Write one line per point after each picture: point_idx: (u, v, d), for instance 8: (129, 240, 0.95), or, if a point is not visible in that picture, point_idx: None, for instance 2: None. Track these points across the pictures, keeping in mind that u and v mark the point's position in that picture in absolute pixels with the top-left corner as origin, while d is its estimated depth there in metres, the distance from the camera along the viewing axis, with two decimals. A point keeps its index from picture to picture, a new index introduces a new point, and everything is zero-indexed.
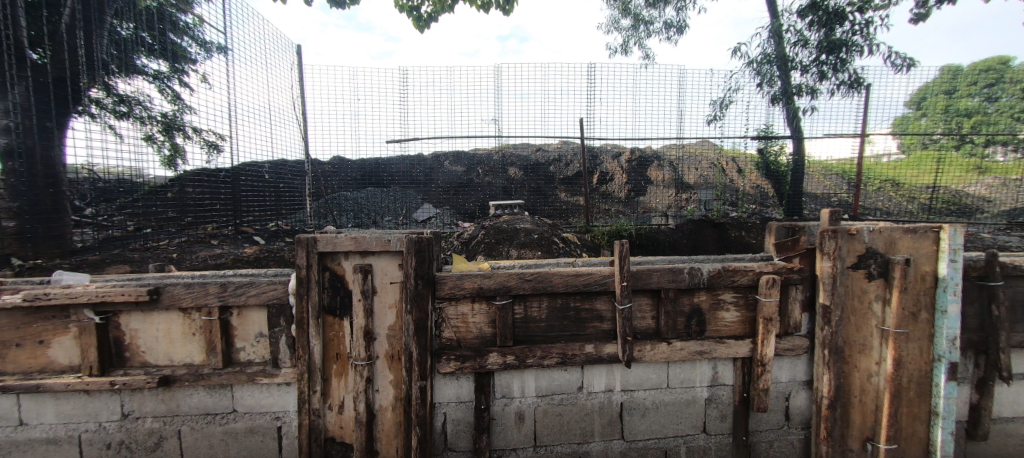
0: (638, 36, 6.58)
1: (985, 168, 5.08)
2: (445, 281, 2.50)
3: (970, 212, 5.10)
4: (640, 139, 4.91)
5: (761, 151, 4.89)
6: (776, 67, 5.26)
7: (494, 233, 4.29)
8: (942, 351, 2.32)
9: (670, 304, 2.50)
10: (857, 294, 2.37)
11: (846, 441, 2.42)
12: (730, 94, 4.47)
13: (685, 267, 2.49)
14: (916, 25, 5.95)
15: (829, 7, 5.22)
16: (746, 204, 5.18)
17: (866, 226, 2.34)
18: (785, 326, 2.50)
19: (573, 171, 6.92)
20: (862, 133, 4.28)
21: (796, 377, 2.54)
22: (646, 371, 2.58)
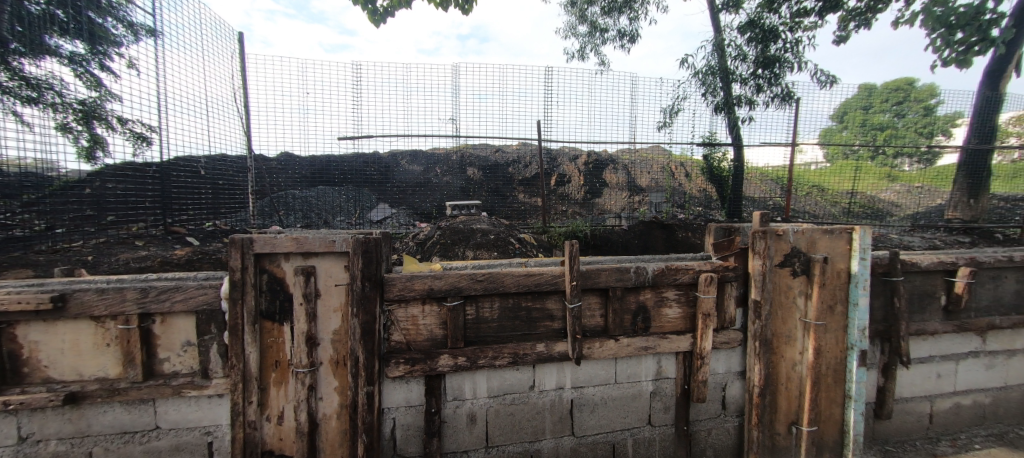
0: (593, 42, 6.77)
1: (894, 176, 5.67)
2: (393, 282, 2.43)
3: (882, 215, 5.61)
4: (594, 143, 5.03)
5: (706, 157, 5.17)
6: (719, 78, 5.61)
7: (450, 234, 4.24)
8: (855, 340, 2.57)
9: (617, 302, 2.59)
10: (783, 289, 2.57)
11: (775, 426, 2.62)
12: (678, 102, 4.69)
13: (631, 267, 2.58)
14: (838, 47, 6.56)
15: (764, 26, 5.67)
16: (692, 207, 5.47)
17: (791, 227, 2.55)
18: (722, 320, 2.66)
19: (531, 173, 6.98)
20: (793, 142, 4.62)
21: (731, 368, 2.71)
22: (595, 367, 2.64)
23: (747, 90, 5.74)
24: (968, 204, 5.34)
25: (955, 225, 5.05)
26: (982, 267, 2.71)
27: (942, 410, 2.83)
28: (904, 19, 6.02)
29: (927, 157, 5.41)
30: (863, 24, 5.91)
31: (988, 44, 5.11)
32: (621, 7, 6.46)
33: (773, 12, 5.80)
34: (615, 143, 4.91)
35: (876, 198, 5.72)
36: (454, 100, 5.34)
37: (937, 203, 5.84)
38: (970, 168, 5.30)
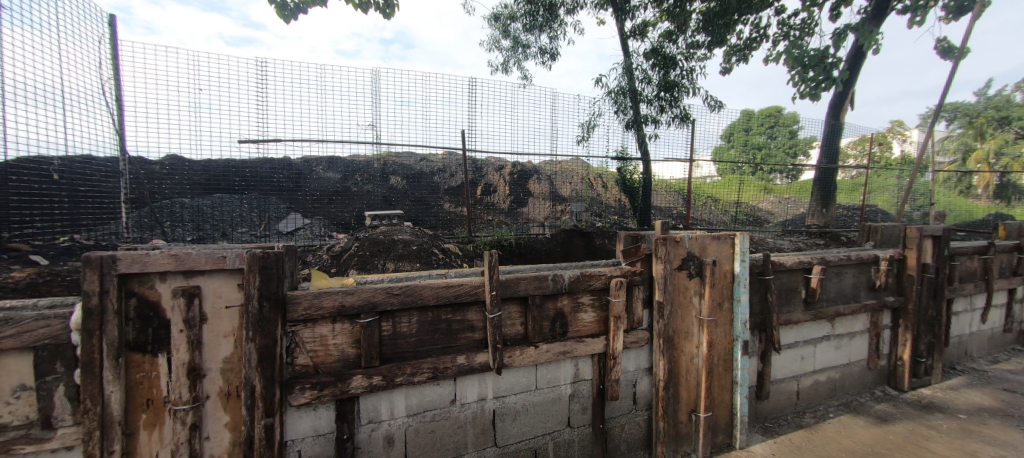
0: (517, 57, 7.00)
1: (768, 188, 6.55)
2: (298, 301, 2.21)
3: (759, 222, 6.61)
4: (517, 154, 5.14)
5: (619, 170, 5.57)
6: (628, 98, 6.13)
7: (369, 245, 4.04)
8: (739, 332, 2.93)
9: (536, 310, 2.66)
10: (682, 291, 2.85)
11: (678, 416, 2.87)
12: (593, 118, 5.01)
13: (549, 274, 2.68)
14: (725, 77, 7.56)
15: (664, 54, 6.36)
16: (609, 216, 5.87)
17: (686, 234, 2.85)
18: (631, 322, 2.87)
19: (456, 182, 6.93)
20: (691, 158, 5.17)
21: (640, 365, 2.93)
22: (516, 375, 2.67)
23: (653, 110, 6.34)
24: (821, 213, 6.51)
25: (813, 229, 6.06)
26: (830, 265, 3.28)
27: (806, 387, 3.35)
28: (771, 57, 7.17)
29: (792, 172, 6.31)
30: (742, 58, 6.91)
31: (831, 82, 6.27)
32: (542, 26, 6.79)
33: (672, 43, 6.53)
34: (537, 155, 5.08)
35: (757, 207, 6.56)
36: (375, 105, 5.12)
37: (800, 212, 6.97)
38: (823, 184, 6.41)
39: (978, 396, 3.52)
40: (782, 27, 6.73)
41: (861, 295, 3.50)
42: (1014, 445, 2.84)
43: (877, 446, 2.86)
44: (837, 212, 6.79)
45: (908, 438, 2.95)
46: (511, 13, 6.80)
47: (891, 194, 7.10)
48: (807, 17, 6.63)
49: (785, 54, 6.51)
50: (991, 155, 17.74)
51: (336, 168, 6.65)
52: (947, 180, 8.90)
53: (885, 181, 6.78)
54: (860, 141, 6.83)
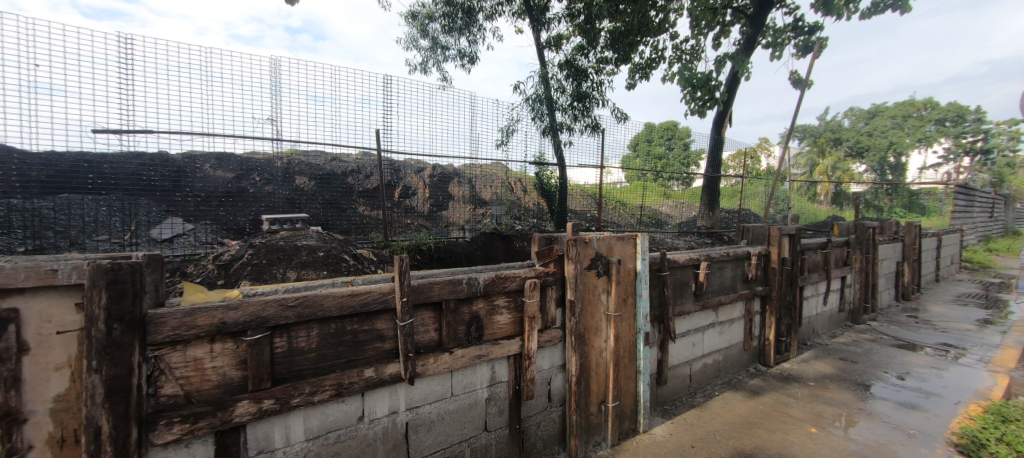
0: (435, 58, 6.89)
1: (666, 194, 6.91)
2: (162, 320, 1.82)
3: (662, 224, 7.13)
4: (436, 157, 5.02)
5: (537, 175, 5.76)
6: (545, 106, 6.40)
7: (267, 252, 3.74)
8: (641, 325, 3.20)
9: (451, 315, 2.61)
10: (591, 289, 3.01)
11: (590, 408, 3.01)
12: (512, 122, 5.11)
13: (463, 278, 2.64)
14: (629, 91, 8.29)
15: (576, 66, 6.79)
16: (528, 219, 6.06)
17: (594, 235, 3.02)
18: (545, 321, 2.95)
19: (373, 185, 6.52)
20: (601, 165, 5.50)
21: (554, 363, 3.02)
22: (430, 384, 2.58)
23: (567, 118, 6.69)
24: (709, 215, 7.57)
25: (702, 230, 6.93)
26: (714, 261, 3.75)
27: (697, 370, 3.77)
28: (667, 77, 8.04)
29: (686, 180, 6.95)
30: (644, 76, 7.64)
31: (714, 102, 7.22)
32: (460, 29, 6.78)
33: (584, 56, 6.99)
34: (457, 158, 5.02)
35: (658, 211, 6.94)
36: (275, 97, 4.63)
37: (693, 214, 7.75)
38: (709, 189, 7.37)
39: (823, 365, 4.29)
40: (675, 51, 7.59)
41: (737, 286, 4.05)
42: (847, 403, 3.51)
43: (752, 416, 3.32)
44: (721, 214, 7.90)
45: (774, 406, 3.48)
46: (429, 13, 6.68)
47: (760, 200, 8.38)
48: (695, 44, 7.56)
49: (678, 75, 7.34)
50: (830, 169, 21.98)
51: None
52: (799, 188, 10.80)
53: (755, 189, 8.02)
54: (738, 154, 7.95)
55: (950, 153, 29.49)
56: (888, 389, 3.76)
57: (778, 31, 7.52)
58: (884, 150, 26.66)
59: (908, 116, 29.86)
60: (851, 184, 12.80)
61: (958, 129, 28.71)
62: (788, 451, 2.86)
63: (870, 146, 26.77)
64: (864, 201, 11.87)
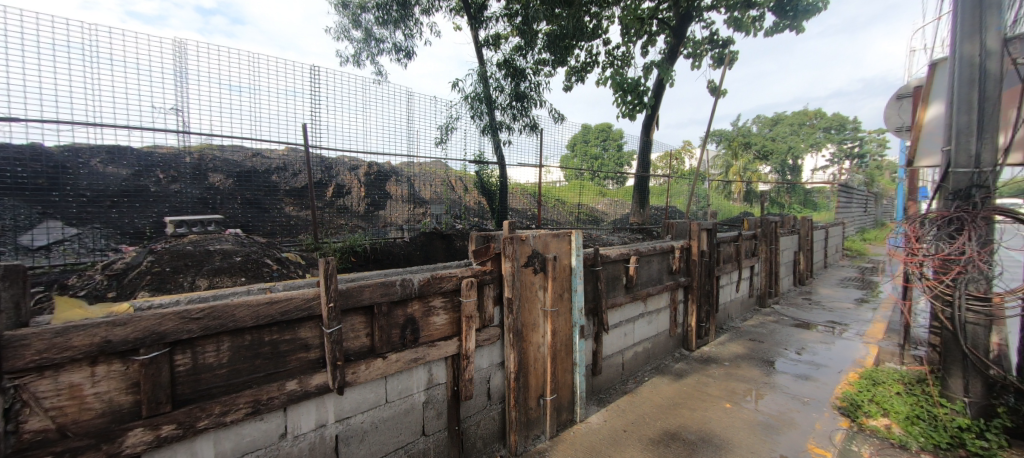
0: (369, 50, 6.59)
1: (602, 192, 7.25)
2: (25, 342, 1.51)
3: (599, 220, 7.46)
4: (371, 154, 4.79)
5: (478, 173, 5.86)
6: (484, 104, 6.39)
7: (173, 258, 3.44)
8: (576, 318, 3.33)
9: (383, 318, 2.50)
10: (528, 285, 3.06)
11: (529, 403, 3.07)
12: (451, 120, 5.04)
13: (396, 280, 2.54)
14: (565, 93, 8.57)
15: (514, 66, 6.87)
16: (469, 218, 6.01)
17: (530, 233, 3.07)
18: (483, 320, 2.94)
19: (301, 183, 6.15)
20: (540, 164, 5.65)
21: (493, 361, 3.03)
22: (362, 393, 2.46)
23: (506, 117, 6.76)
24: (640, 212, 8.03)
25: (633, 226, 7.38)
26: (642, 255, 3.99)
27: (628, 358, 4.00)
28: (601, 81, 8.43)
29: (620, 179, 7.30)
30: (580, 79, 7.93)
31: (642, 106, 7.69)
32: (395, 22, 6.54)
33: (522, 57, 7.08)
34: (393, 155, 4.85)
35: (595, 208, 7.22)
36: (182, 85, 4.15)
37: (625, 212, 8.21)
38: (640, 189, 7.83)
39: (736, 346, 4.77)
40: (607, 57, 7.97)
41: (664, 278, 4.36)
42: (755, 379, 3.93)
43: (677, 397, 3.60)
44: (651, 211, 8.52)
45: (695, 386, 3.80)
46: (361, 3, 6.35)
47: (684, 198, 9.16)
48: (626, 51, 8.00)
49: (610, 79, 7.72)
50: (744, 170, 24.57)
51: (126, 161, 4.91)
52: (717, 186, 11.90)
53: (679, 188, 8.74)
54: (665, 156, 8.57)
55: (837, 156, 34.40)
56: (788, 363, 4.28)
57: (697, 43, 8.20)
58: (785, 154, 30.43)
59: (804, 124, 34.28)
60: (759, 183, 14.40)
61: (841, 136, 33.59)
62: (707, 426, 3.13)
63: (775, 150, 30.40)
64: (769, 198, 13.41)
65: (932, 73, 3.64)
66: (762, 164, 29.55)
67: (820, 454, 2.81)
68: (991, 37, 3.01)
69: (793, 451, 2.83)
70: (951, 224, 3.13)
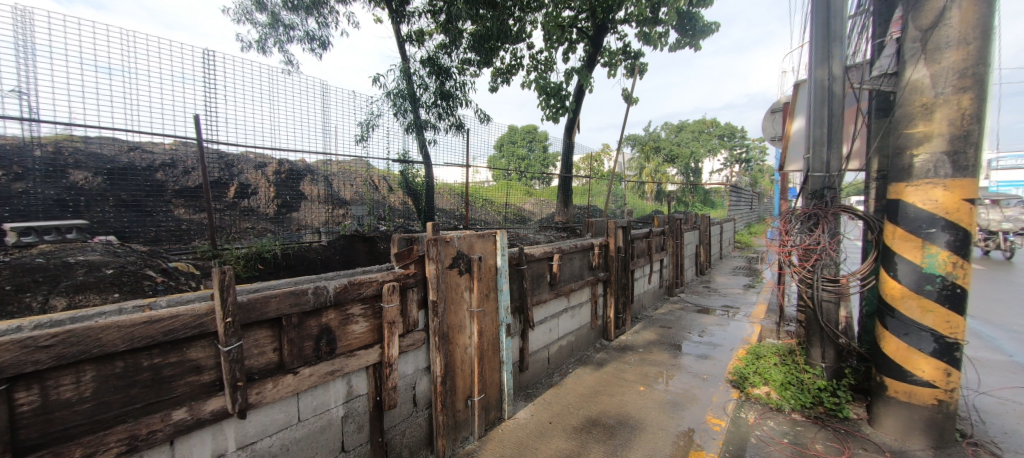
0: (276, 37, 6.01)
1: (529, 192, 7.43)
2: None
3: (527, 218, 7.66)
4: (281, 151, 4.36)
5: (402, 172, 5.64)
6: (407, 102, 6.26)
7: (20, 270, 2.88)
8: (502, 317, 3.39)
9: (294, 331, 2.29)
10: (453, 287, 3.04)
11: (456, 405, 3.04)
12: (372, 117, 4.80)
13: (308, 288, 2.33)
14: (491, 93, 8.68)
15: (438, 64, 6.77)
16: (394, 219, 5.81)
17: (455, 234, 3.04)
18: (406, 325, 2.85)
19: (195, 183, 5.44)
20: (466, 164, 5.68)
21: (418, 366, 2.96)
22: (269, 414, 2.20)
23: (432, 116, 6.63)
24: (563, 210, 8.45)
25: (558, 224, 7.70)
26: (565, 253, 4.19)
27: (553, 353, 4.17)
28: (526, 84, 8.67)
29: (546, 180, 7.56)
30: (505, 81, 8.07)
31: (565, 110, 8.05)
32: (307, 8, 6.05)
33: (447, 55, 7.02)
34: (307, 152, 4.48)
35: (522, 208, 7.38)
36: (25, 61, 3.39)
37: (552, 211, 8.50)
38: (564, 189, 8.21)
39: (649, 333, 5.23)
40: (531, 61, 8.22)
41: (584, 273, 4.62)
42: (664, 362, 4.35)
43: (597, 385, 3.84)
44: (574, 209, 8.99)
45: (614, 373, 4.09)
46: None
47: (603, 198, 9.80)
48: (548, 57, 8.30)
49: (534, 83, 7.96)
50: (656, 171, 26.94)
51: None
52: (633, 186, 12.93)
53: (598, 188, 9.38)
54: (586, 158, 9.07)
55: (730, 161, 39.51)
56: (691, 346, 4.79)
57: (612, 53, 8.79)
58: (688, 158, 34.18)
59: (703, 131, 38.74)
60: (667, 183, 15.94)
61: (732, 143, 38.64)
62: (624, 409, 3.39)
63: (680, 154, 33.94)
64: (675, 198, 14.93)
65: (796, 92, 4.32)
66: (670, 166, 32.79)
67: (716, 423, 3.21)
68: (835, 65, 3.66)
69: (695, 423, 3.20)
70: (811, 219, 3.73)
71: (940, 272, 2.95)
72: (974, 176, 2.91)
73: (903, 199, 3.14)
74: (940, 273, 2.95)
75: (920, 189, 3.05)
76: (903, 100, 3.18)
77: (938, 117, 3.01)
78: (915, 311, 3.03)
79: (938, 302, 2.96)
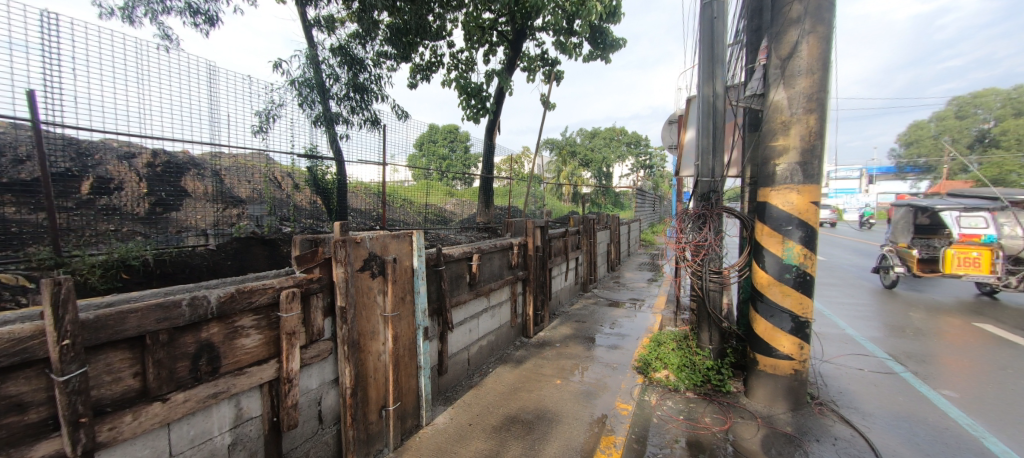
0: (146, 5, 5.11)
1: (451, 193, 7.32)
2: None
3: (448, 219, 7.55)
4: (154, 140, 3.69)
5: (310, 169, 5.18)
6: (315, 92, 5.83)
7: None
8: (419, 320, 3.29)
9: (163, 350, 1.91)
10: (365, 291, 2.84)
11: (369, 417, 2.84)
12: (273, 108, 4.33)
13: (182, 299, 1.96)
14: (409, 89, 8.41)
15: (350, 54, 6.37)
16: (300, 220, 5.37)
17: (366, 234, 2.85)
18: (310, 334, 2.60)
19: (28, 175, 4.38)
20: (382, 162, 5.53)
21: (324, 379, 2.72)
22: (128, 454, 1.79)
23: (343, 109, 6.21)
24: (485, 211, 8.47)
25: (479, 225, 7.71)
26: (484, 253, 4.20)
27: (473, 353, 4.14)
28: (446, 82, 8.55)
29: (467, 180, 7.53)
30: (425, 78, 7.87)
31: (485, 111, 8.10)
32: None
33: (360, 45, 6.64)
34: (191, 143, 3.86)
35: (443, 208, 7.23)
36: None
37: (473, 212, 8.49)
38: (485, 190, 8.27)
39: (566, 328, 5.49)
40: (452, 59, 8.14)
41: (504, 273, 4.69)
42: (579, 354, 4.59)
43: (516, 382, 3.91)
44: (495, 210, 9.10)
45: (533, 369, 4.20)
46: None
47: (524, 199, 10.07)
48: (469, 57, 8.30)
49: (455, 82, 7.92)
50: (573, 175, 28.47)
51: None
52: (552, 188, 13.49)
53: (519, 190, 9.61)
54: (506, 160, 9.23)
55: (637, 167, 43.48)
56: (604, 337, 5.14)
57: (531, 59, 9.10)
58: (602, 163, 36.83)
59: (615, 139, 41.90)
60: (583, 186, 16.87)
61: (639, 151, 42.55)
62: (542, 404, 3.49)
63: (593, 159, 36.37)
64: (591, 200, 15.91)
65: (689, 106, 4.87)
66: (587, 170, 34.96)
67: (624, 408, 3.46)
68: (717, 84, 4.20)
69: (606, 410, 3.42)
70: (700, 218, 4.25)
71: (795, 263, 3.54)
72: (817, 183, 3.57)
73: (769, 201, 3.71)
74: (795, 263, 3.54)
75: (780, 192, 3.63)
76: (769, 117, 3.76)
77: (793, 133, 3.62)
78: (778, 295, 3.59)
79: (793, 288, 3.55)
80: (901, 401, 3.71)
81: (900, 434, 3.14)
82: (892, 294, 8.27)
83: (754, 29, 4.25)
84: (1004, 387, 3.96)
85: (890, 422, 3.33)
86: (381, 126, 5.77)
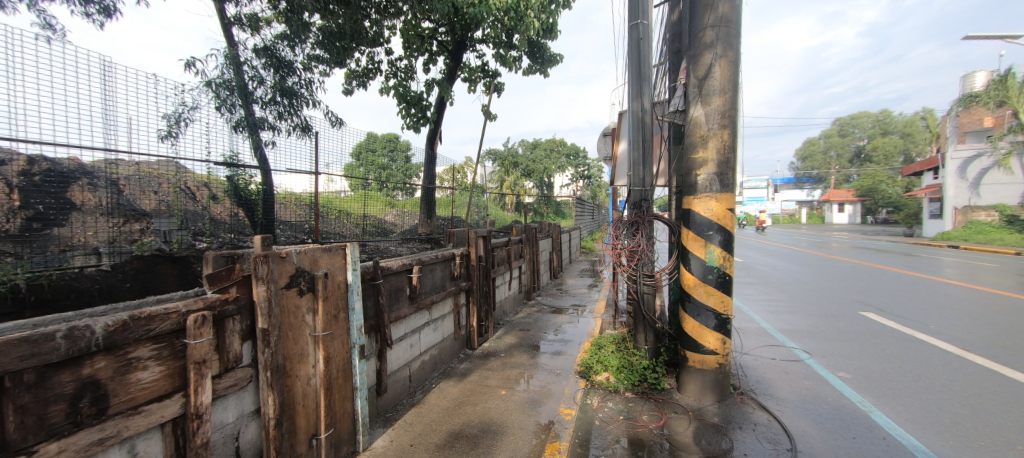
0: None
1: (392, 203, 7.09)
2: None
3: (388, 230, 7.29)
4: (31, 144, 3.14)
5: (230, 178, 4.77)
6: (237, 95, 5.39)
7: None
8: (354, 338, 3.11)
9: (30, 393, 1.58)
10: (292, 310, 2.62)
11: (298, 449, 2.60)
12: (185, 111, 3.91)
13: (57, 330, 1.65)
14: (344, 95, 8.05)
15: (275, 56, 6.01)
16: (220, 235, 4.97)
17: (293, 248, 2.64)
18: (225, 361, 2.34)
19: None
20: (315, 171, 5.26)
21: (242, 410, 2.46)
22: None
23: (268, 114, 5.79)
24: (427, 222, 8.31)
25: (421, 237, 7.56)
26: (424, 264, 4.09)
27: (414, 369, 4.00)
28: (383, 90, 8.32)
29: (409, 190, 7.33)
30: (361, 84, 7.60)
31: (426, 120, 8.00)
32: None
33: (288, 47, 6.25)
34: (82, 148, 3.36)
35: (383, 220, 6.97)
36: None
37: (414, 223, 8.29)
38: (427, 200, 8.13)
39: (510, 337, 5.51)
40: (390, 67, 7.95)
41: (446, 283, 4.61)
42: (524, 363, 4.62)
43: (460, 396, 3.84)
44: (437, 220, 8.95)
45: (478, 381, 4.15)
46: None
47: (467, 209, 10.02)
48: (407, 65, 8.16)
49: (394, 90, 7.78)
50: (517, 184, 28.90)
51: None
52: (495, 197, 13.59)
53: (462, 200, 9.57)
54: (448, 170, 9.17)
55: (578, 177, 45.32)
56: (547, 344, 5.22)
57: (471, 70, 9.19)
58: (544, 173, 37.93)
59: (557, 150, 43.26)
60: (526, 196, 17.25)
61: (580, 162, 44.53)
62: (488, 417, 3.44)
63: (536, 170, 37.44)
64: (533, 209, 16.28)
65: (620, 119, 5.19)
66: (530, 180, 35.85)
67: (567, 413, 3.53)
68: (645, 99, 4.53)
69: (551, 416, 3.46)
70: (633, 225, 4.51)
71: (717, 265, 3.87)
72: (732, 192, 3.96)
73: (692, 209, 4.03)
74: (716, 265, 3.87)
75: (702, 201, 3.96)
76: (690, 132, 4.11)
77: (711, 146, 3.98)
78: (703, 295, 3.90)
79: (716, 288, 3.87)
80: (807, 385, 4.16)
81: (808, 415, 3.52)
82: (795, 288, 9.40)
83: (674, 51, 4.65)
84: (884, 366, 4.63)
85: (799, 405, 3.72)
86: (310, 133, 5.49)
